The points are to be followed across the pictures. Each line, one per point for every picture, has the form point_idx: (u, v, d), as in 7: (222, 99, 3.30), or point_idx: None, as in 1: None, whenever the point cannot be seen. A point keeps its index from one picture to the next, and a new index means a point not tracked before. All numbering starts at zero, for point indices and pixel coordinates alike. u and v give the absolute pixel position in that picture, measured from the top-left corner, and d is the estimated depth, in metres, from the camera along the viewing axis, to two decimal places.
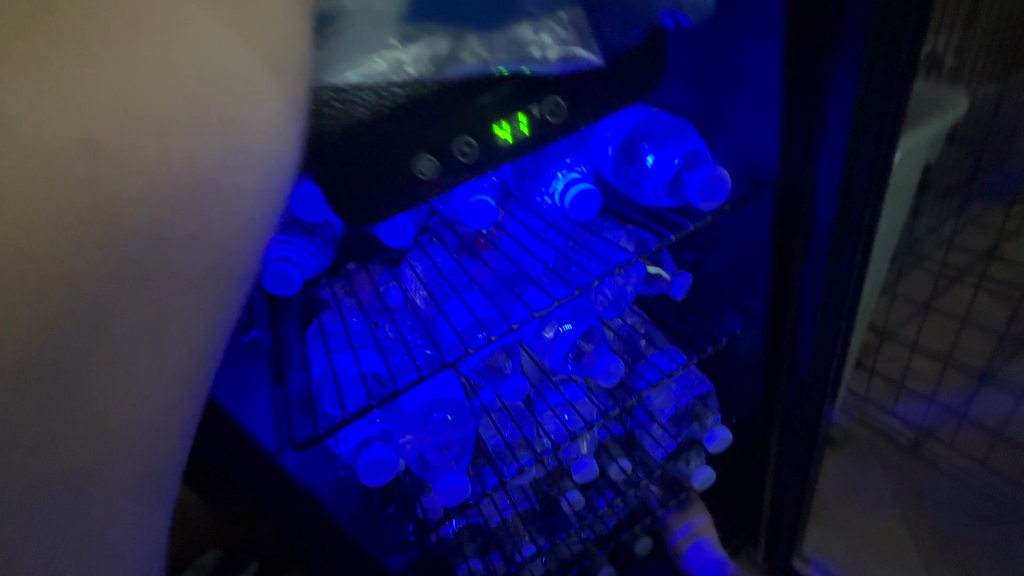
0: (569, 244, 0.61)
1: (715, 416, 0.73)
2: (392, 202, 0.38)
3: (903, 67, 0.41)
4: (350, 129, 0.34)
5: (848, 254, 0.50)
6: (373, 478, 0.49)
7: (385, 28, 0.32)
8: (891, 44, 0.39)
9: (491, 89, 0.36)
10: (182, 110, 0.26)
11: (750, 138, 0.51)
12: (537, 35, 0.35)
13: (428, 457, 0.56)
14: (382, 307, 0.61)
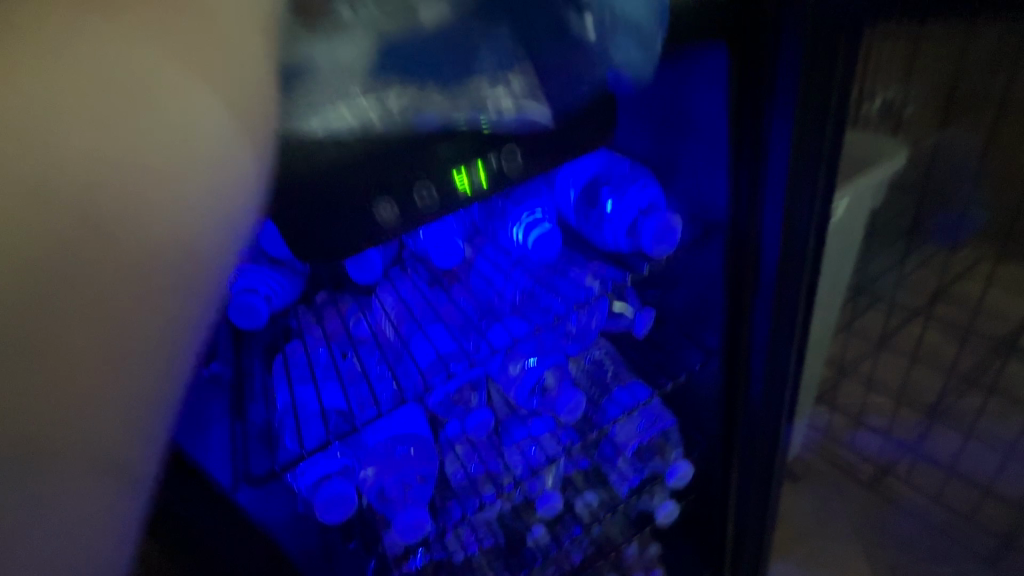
0: (535, 282, 0.64)
1: (677, 451, 0.75)
2: (356, 241, 0.40)
3: (832, 119, 0.45)
4: (311, 171, 0.35)
5: (793, 294, 0.54)
6: (329, 514, 0.49)
7: (350, 80, 0.32)
8: (820, 98, 0.44)
9: (449, 139, 0.38)
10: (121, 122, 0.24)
11: (701, 185, 0.54)
12: (493, 90, 0.36)
13: (388, 492, 0.56)
14: (348, 339, 0.61)
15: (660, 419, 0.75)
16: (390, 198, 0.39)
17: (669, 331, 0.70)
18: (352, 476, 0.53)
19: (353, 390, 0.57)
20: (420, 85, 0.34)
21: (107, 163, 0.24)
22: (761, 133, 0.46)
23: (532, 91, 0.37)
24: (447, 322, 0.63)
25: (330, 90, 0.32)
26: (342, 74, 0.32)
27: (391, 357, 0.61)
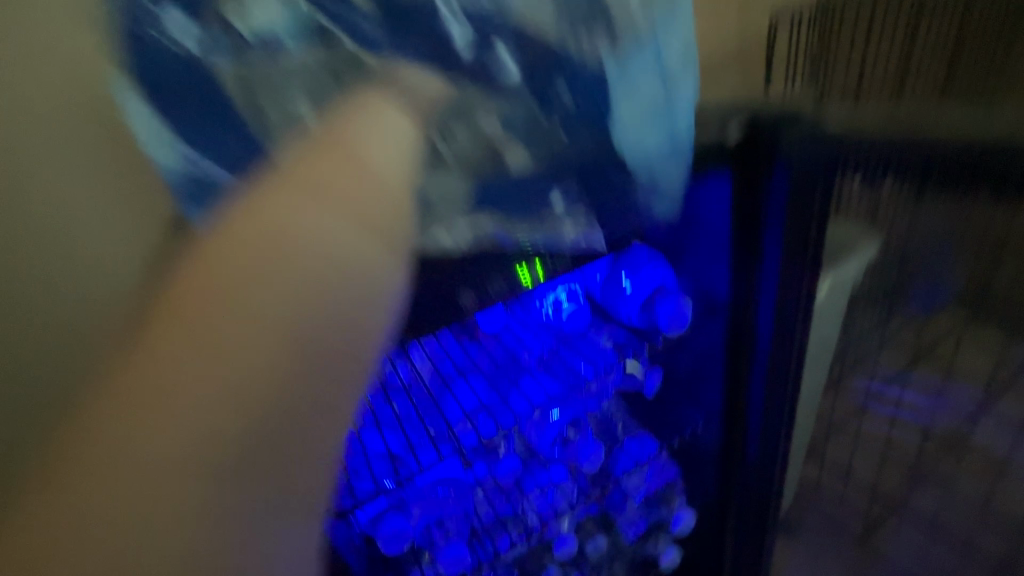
0: (560, 342, 0.74)
1: (681, 500, 0.82)
2: (436, 322, 0.51)
3: (814, 226, 0.56)
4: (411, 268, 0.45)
5: (783, 363, 0.66)
6: (391, 545, 0.61)
7: (459, 212, 0.45)
8: (805, 209, 0.54)
9: (519, 250, 0.50)
10: (329, 266, 0.34)
11: (707, 271, 0.64)
12: (561, 222, 0.50)
13: (432, 530, 0.67)
14: (385, 388, 0.66)
15: (665, 471, 0.81)
16: (471, 290, 0.50)
17: (673, 391, 0.77)
18: (406, 509, 0.63)
19: (398, 435, 0.66)
20: (509, 218, 0.47)
21: (312, 293, 0.34)
22: (757, 235, 0.58)
23: (586, 222, 0.52)
24: (481, 373, 0.71)
25: (443, 219, 0.44)
26: (452, 208, 0.44)
27: (425, 406, 0.68)
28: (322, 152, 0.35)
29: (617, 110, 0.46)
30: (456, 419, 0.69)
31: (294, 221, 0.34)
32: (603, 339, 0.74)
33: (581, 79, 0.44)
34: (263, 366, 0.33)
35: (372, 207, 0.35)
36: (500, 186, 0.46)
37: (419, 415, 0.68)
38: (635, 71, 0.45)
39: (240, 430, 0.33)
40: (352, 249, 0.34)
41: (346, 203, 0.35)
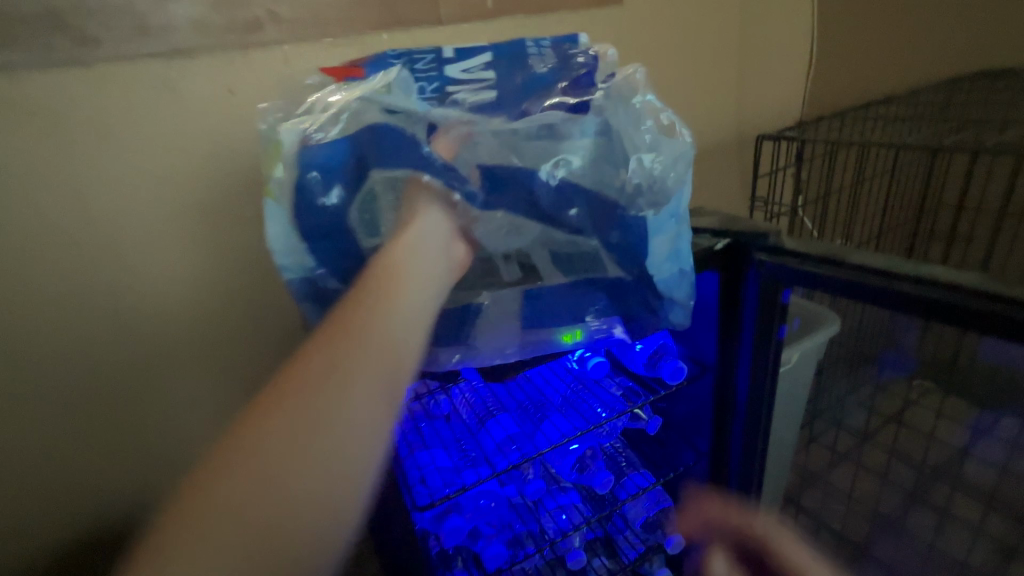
0: (578, 387, 0.92)
1: (674, 526, 0.98)
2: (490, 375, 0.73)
3: (778, 316, 0.75)
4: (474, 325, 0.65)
5: (758, 418, 0.83)
6: (451, 538, 0.81)
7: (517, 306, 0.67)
8: (770, 302, 0.74)
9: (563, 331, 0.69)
10: (390, 323, 0.50)
11: (700, 342, 0.84)
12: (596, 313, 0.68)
13: (478, 532, 0.85)
14: (436, 417, 0.90)
15: (662, 500, 0.99)
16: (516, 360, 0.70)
17: (672, 434, 0.97)
18: (459, 511, 0.83)
19: (446, 456, 0.84)
20: (554, 311, 0.67)
21: (375, 340, 0.49)
22: (736, 319, 0.77)
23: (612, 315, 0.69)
24: (511, 410, 0.90)
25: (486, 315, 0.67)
26: (494, 309, 0.67)
27: (472, 434, 0.88)
28: (393, 251, 0.55)
29: (650, 244, 0.63)
30: (492, 447, 0.86)
31: (375, 289, 0.52)
32: (614, 385, 0.92)
33: (626, 224, 0.63)
34: (335, 385, 0.46)
35: (406, 305, 0.52)
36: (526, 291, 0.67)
37: (463, 441, 0.86)
38: (662, 220, 0.63)
39: (308, 428, 0.43)
40: (407, 314, 0.52)
41: (406, 285, 0.53)
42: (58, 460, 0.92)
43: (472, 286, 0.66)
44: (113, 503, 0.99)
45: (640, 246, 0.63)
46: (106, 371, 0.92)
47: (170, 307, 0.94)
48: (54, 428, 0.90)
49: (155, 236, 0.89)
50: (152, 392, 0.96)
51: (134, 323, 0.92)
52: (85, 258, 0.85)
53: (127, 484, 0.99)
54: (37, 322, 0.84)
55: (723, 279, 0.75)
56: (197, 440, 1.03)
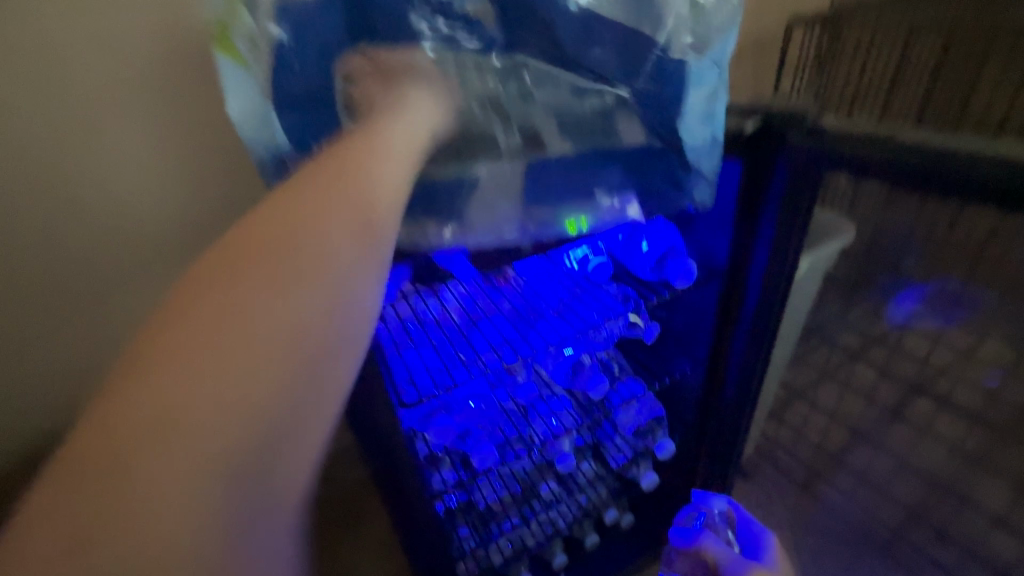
0: (577, 291, 0.87)
1: (663, 432, 0.99)
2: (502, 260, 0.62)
3: (805, 203, 0.66)
4: (468, 222, 0.57)
5: (764, 322, 0.76)
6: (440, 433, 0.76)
7: (511, 190, 0.57)
8: (796, 190, 0.65)
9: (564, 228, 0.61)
10: (309, 207, 0.37)
11: (709, 241, 0.78)
12: (601, 202, 0.60)
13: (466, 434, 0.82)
14: (428, 317, 0.83)
15: (653, 407, 0.98)
16: (531, 239, 0.61)
17: (669, 341, 0.94)
18: (450, 411, 0.79)
19: (441, 356, 0.80)
20: (544, 194, 0.58)
21: (299, 217, 0.36)
22: (753, 225, 0.70)
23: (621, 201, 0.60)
24: (503, 314, 0.85)
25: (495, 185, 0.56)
26: (497, 180, 0.56)
27: (464, 334, 0.83)
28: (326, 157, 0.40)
29: (685, 100, 0.53)
30: (485, 351, 0.81)
31: (303, 191, 0.37)
32: (612, 290, 0.87)
33: (661, 71, 0.53)
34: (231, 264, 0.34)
35: (341, 208, 0.37)
36: (534, 160, 0.57)
37: (452, 340, 0.82)
38: (704, 68, 0.52)
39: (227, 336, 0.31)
40: (302, 204, 0.37)
41: (321, 178, 0.38)
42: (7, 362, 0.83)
43: (473, 152, 0.55)
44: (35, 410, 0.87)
45: (670, 101, 0.53)
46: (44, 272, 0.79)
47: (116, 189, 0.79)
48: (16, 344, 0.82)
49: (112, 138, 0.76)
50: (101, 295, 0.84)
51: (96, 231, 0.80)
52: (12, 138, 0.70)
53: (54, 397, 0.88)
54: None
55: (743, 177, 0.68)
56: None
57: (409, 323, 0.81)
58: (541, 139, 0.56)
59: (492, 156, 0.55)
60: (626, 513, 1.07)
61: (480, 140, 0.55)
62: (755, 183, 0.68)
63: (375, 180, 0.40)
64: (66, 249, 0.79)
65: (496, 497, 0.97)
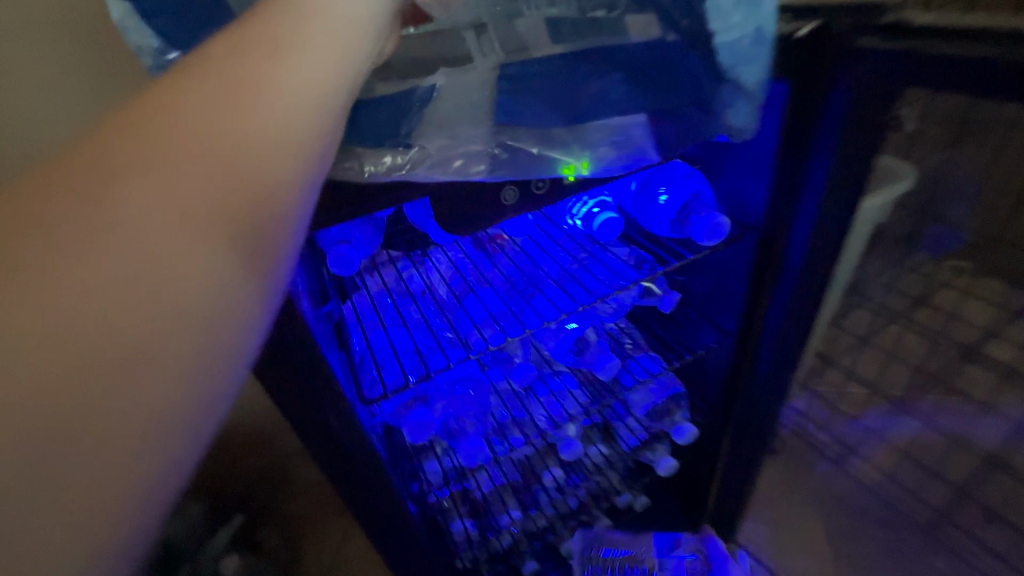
0: (582, 255, 0.74)
1: (683, 413, 0.87)
2: (480, 220, 0.47)
3: (867, 140, 0.51)
4: (420, 178, 0.40)
5: (809, 287, 0.63)
6: (415, 433, 0.63)
7: (477, 119, 0.40)
8: (860, 123, 0.49)
9: (550, 181, 0.47)
10: (216, 120, 0.26)
11: (741, 192, 0.64)
12: (603, 140, 0.43)
13: (454, 428, 0.72)
14: (404, 290, 0.70)
15: (670, 384, 0.86)
16: (515, 185, 0.46)
17: (689, 311, 0.82)
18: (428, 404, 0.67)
19: (421, 337, 0.67)
20: (525, 124, 0.40)
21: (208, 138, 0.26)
22: (799, 173, 0.55)
23: (630, 138, 0.44)
24: (493, 287, 0.72)
25: (463, 107, 0.39)
26: (464, 100, 0.39)
27: (446, 311, 0.71)
28: (231, 58, 0.28)
29: None
30: (470, 331, 0.68)
31: (199, 91, 0.26)
32: (622, 254, 0.72)
33: None
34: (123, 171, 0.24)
35: (238, 138, 0.26)
36: (513, 72, 0.39)
37: (431, 320, 0.69)
38: None
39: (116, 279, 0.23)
40: (225, 113, 0.26)
41: (230, 78, 0.27)
42: None
43: (425, 63, 0.38)
44: None
45: None
46: None
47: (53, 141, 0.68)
48: None
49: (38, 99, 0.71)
50: None
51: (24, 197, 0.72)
52: None
53: None
54: None
55: (788, 113, 0.53)
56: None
57: (381, 299, 0.68)
58: (521, 48, 0.39)
59: (453, 67, 0.38)
60: (641, 495, 1.01)
61: (436, 48, 0.38)
62: (800, 121, 0.52)
63: (285, 110, 0.28)
64: None
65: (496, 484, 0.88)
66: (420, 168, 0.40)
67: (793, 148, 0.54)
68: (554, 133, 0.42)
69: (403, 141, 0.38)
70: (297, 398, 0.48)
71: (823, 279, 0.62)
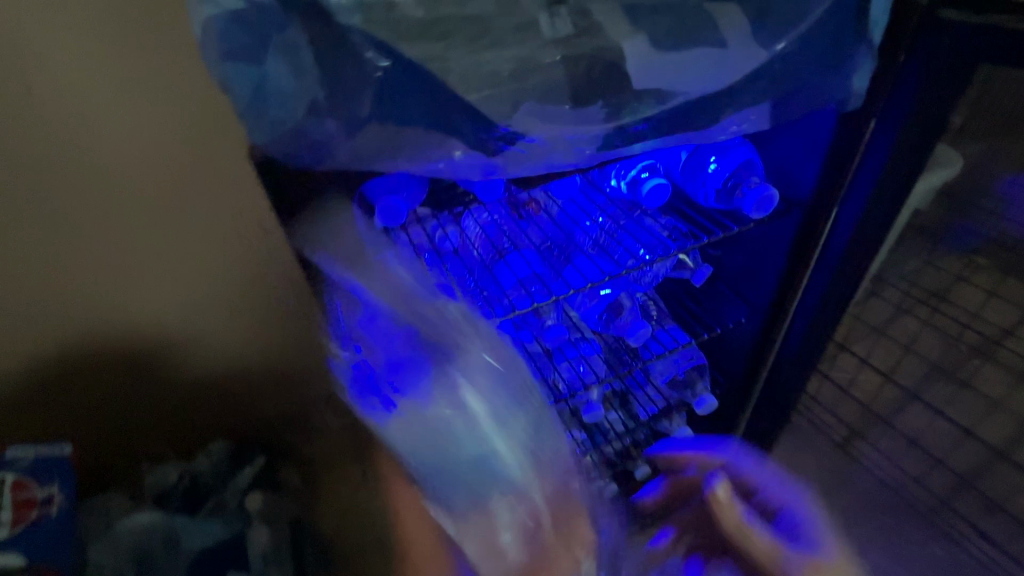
0: (617, 222, 0.73)
1: (703, 385, 0.89)
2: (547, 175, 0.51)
3: (937, 114, 0.50)
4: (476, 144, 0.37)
5: (850, 269, 0.64)
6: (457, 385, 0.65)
7: (550, 73, 0.37)
8: (937, 89, 0.49)
9: (614, 141, 0.41)
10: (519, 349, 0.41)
11: (793, 169, 0.62)
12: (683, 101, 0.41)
13: None
14: (435, 250, 0.69)
15: (693, 357, 0.88)
16: (570, 151, 0.41)
17: (721, 284, 0.82)
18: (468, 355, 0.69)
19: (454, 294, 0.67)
20: (601, 80, 0.38)
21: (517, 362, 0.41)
22: (859, 147, 0.55)
23: (708, 108, 0.43)
24: (532, 247, 0.73)
25: (523, 79, 0.37)
26: (529, 66, 0.37)
27: (488, 271, 0.72)
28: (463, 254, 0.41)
29: None
30: (500, 293, 0.71)
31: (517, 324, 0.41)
32: (657, 225, 0.72)
33: None
34: None
35: None
36: (594, 55, 0.38)
37: (468, 277, 0.70)
38: None
39: None
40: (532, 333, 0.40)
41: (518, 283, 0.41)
42: (19, 289, 0.78)
43: (499, 42, 0.36)
44: (32, 343, 0.83)
45: None
46: (37, 188, 0.72)
47: (100, 89, 0.68)
48: (28, 266, 0.77)
49: (54, 43, 0.64)
50: (101, 215, 0.77)
51: (78, 148, 0.71)
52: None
53: (53, 333, 0.83)
54: None
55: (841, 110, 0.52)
56: (174, 285, 0.88)
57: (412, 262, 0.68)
58: (595, 27, 0.38)
59: (510, 41, 0.36)
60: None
61: (514, 27, 0.36)
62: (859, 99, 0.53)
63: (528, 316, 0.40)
64: (51, 162, 0.71)
65: None
66: (505, 158, 0.40)
67: (848, 125, 0.55)
68: (629, 96, 0.39)
69: (461, 127, 0.36)
70: None
71: (862, 262, 0.63)
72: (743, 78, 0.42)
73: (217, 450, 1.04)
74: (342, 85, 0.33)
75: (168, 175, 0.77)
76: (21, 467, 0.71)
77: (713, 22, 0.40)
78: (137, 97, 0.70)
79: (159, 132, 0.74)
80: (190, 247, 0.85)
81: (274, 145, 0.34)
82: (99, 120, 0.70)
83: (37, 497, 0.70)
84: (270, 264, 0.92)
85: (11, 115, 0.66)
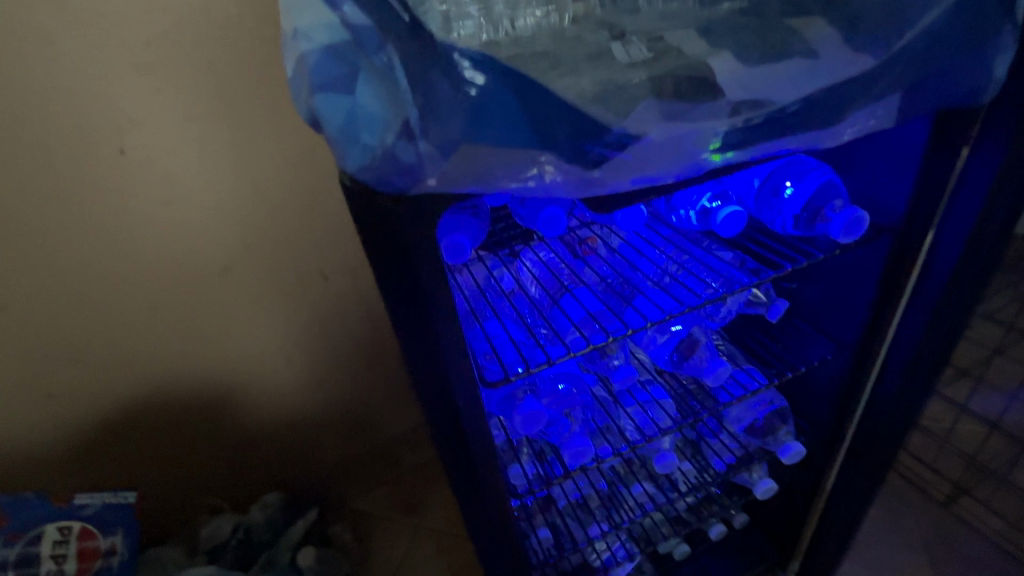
0: (684, 257, 0.70)
1: (787, 429, 0.82)
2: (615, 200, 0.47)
3: None
4: (575, 156, 0.36)
5: (958, 297, 0.57)
6: (527, 425, 0.60)
7: (635, 89, 0.35)
8: None
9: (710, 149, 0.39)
10: None
11: (878, 192, 0.59)
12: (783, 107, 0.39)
13: (558, 422, 0.68)
14: (500, 291, 0.68)
15: (770, 401, 0.83)
16: (662, 162, 0.38)
17: (796, 321, 0.78)
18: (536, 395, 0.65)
19: (519, 330, 0.65)
20: (688, 94, 0.36)
21: None
22: (960, 160, 0.50)
23: (806, 118, 0.40)
24: (596, 284, 0.69)
25: (610, 100, 0.35)
26: (612, 88, 0.35)
27: (547, 313, 0.68)
28: None
29: None
30: (568, 329, 0.65)
31: None
32: (728, 255, 0.69)
33: None
34: None
35: None
36: (682, 71, 0.36)
37: (529, 318, 0.66)
38: None
39: None
40: None
41: None
42: (94, 333, 0.80)
43: (573, 71, 0.36)
44: (109, 387, 0.85)
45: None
46: (117, 235, 0.75)
47: (186, 143, 0.73)
48: (102, 311, 0.79)
49: (145, 102, 0.69)
50: (174, 261, 0.80)
51: (161, 199, 0.75)
52: (100, 103, 0.67)
53: (125, 376, 0.85)
54: (73, 180, 0.70)
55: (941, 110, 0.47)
56: (243, 332, 0.90)
57: (475, 298, 0.66)
58: (674, 51, 0.37)
59: (586, 71, 0.36)
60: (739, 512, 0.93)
61: (585, 57, 0.37)
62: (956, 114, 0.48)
63: None
64: (132, 212, 0.75)
65: (583, 494, 0.82)
66: (603, 172, 0.37)
67: (945, 139, 0.50)
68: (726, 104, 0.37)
69: (556, 144, 0.35)
70: (431, 379, 0.47)
71: (973, 289, 0.56)
72: (840, 84, 0.40)
73: (272, 502, 1.02)
74: (433, 105, 0.32)
75: (241, 224, 0.81)
76: (88, 514, 0.70)
77: (799, 37, 0.38)
78: (216, 151, 0.75)
79: (234, 183, 0.78)
80: (254, 293, 0.87)
81: (364, 170, 0.33)
82: (183, 172, 0.75)
83: (100, 547, 0.70)
84: (332, 309, 0.94)
85: (104, 170, 0.71)
